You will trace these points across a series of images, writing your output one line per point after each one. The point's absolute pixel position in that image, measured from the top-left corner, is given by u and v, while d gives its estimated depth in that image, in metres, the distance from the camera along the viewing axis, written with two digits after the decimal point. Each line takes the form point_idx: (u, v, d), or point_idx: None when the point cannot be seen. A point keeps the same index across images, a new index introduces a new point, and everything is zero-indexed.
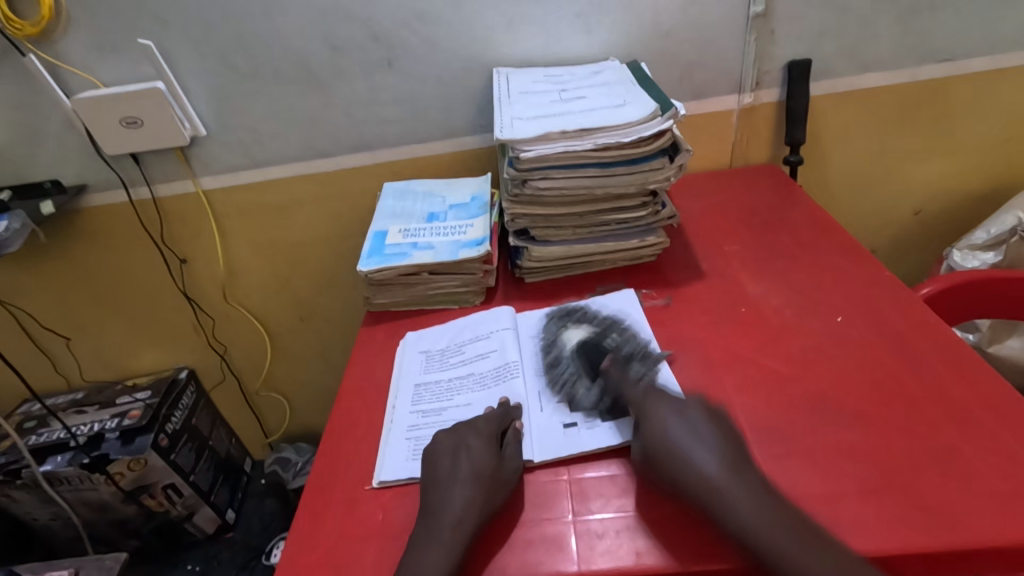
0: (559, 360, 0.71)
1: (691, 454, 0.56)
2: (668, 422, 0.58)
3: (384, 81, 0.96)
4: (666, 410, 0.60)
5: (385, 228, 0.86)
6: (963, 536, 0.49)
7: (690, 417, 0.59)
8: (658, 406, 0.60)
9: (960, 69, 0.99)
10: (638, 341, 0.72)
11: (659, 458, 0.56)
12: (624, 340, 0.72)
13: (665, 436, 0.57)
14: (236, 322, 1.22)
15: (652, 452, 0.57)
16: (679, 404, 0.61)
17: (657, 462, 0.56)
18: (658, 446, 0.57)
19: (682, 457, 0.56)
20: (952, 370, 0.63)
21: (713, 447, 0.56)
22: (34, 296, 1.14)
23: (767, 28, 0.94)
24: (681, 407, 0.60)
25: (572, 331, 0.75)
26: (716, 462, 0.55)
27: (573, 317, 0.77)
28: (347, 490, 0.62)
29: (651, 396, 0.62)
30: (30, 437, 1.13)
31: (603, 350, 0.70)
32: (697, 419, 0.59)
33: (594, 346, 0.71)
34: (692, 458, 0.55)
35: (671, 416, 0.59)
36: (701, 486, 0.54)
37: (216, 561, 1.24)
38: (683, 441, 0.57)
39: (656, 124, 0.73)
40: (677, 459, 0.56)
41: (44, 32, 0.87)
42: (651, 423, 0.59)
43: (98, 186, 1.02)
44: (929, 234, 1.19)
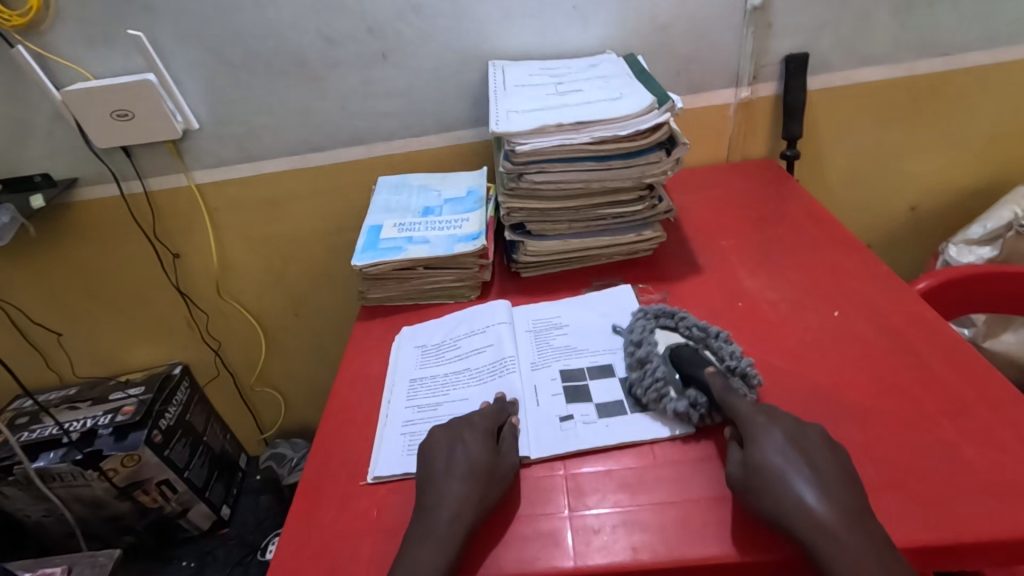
0: (648, 358, 0.65)
1: (795, 487, 0.50)
2: (776, 450, 0.52)
3: (378, 74, 0.95)
4: (778, 436, 0.53)
5: (380, 223, 0.85)
6: (960, 531, 0.49)
7: (800, 445, 0.53)
8: (766, 433, 0.54)
9: (958, 63, 0.99)
10: (738, 356, 0.64)
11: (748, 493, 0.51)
12: (726, 353, 0.65)
13: (767, 458, 0.52)
14: (230, 317, 1.21)
15: (748, 474, 0.52)
16: (795, 430, 0.54)
17: (755, 493, 0.51)
18: (761, 466, 0.52)
19: (783, 486, 0.50)
20: (948, 364, 0.63)
21: (816, 477, 0.50)
22: (25, 292, 1.13)
23: (764, 21, 0.93)
24: (792, 434, 0.54)
25: (662, 332, 0.68)
26: (819, 497, 0.49)
27: (669, 319, 0.70)
28: (342, 486, 0.62)
29: (761, 421, 0.55)
30: (22, 433, 1.12)
31: (701, 360, 0.63)
32: (809, 444, 0.53)
33: (692, 352, 0.64)
34: (794, 487, 0.50)
35: (783, 447, 0.53)
36: (796, 534, 0.48)
37: (211, 557, 1.24)
38: (790, 467, 0.51)
39: (653, 117, 0.72)
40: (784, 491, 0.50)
41: (32, 22, 0.86)
42: (755, 448, 0.53)
43: (89, 179, 1.01)
44: (926, 229, 1.19)
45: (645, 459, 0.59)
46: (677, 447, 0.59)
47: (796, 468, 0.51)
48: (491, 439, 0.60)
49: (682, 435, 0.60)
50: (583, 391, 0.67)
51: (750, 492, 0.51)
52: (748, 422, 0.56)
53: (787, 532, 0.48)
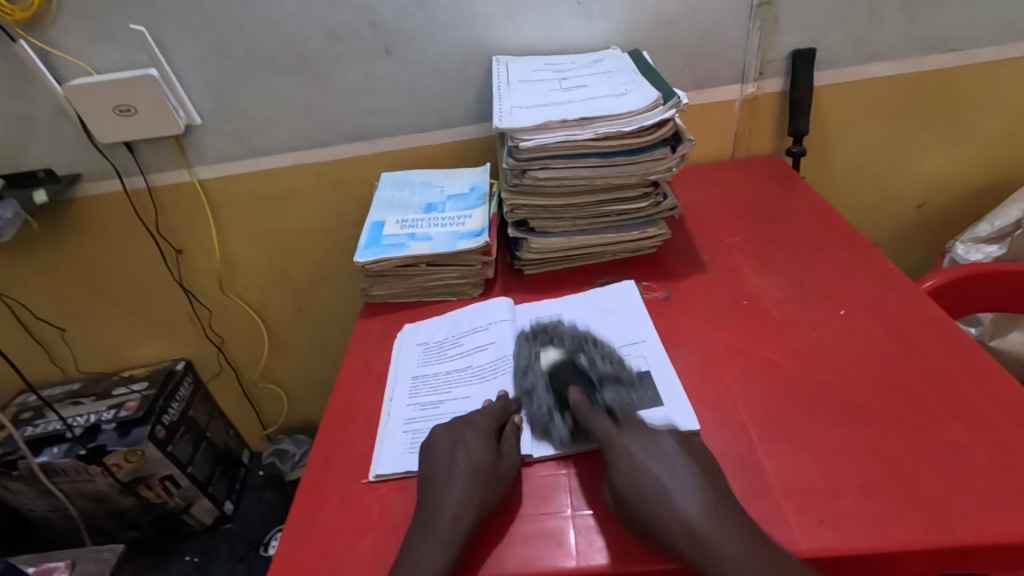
0: (533, 386, 0.65)
1: (672, 498, 0.50)
2: (637, 463, 0.53)
3: (382, 70, 0.94)
4: (633, 448, 0.54)
5: (383, 219, 0.84)
6: (966, 533, 0.49)
7: (663, 453, 0.54)
8: (627, 448, 0.55)
9: (966, 59, 0.98)
10: (614, 363, 0.66)
11: None
12: (598, 362, 0.66)
13: (631, 475, 0.53)
14: (232, 313, 1.21)
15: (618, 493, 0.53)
16: (638, 434, 0.56)
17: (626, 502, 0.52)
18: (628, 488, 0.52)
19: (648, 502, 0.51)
20: (955, 363, 0.62)
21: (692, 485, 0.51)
22: (29, 287, 1.13)
23: (771, 16, 0.92)
24: (651, 448, 0.54)
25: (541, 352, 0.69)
26: (698, 506, 0.50)
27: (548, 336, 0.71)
28: (343, 484, 0.61)
29: (622, 439, 0.56)
30: (26, 428, 1.13)
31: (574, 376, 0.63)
32: (671, 456, 0.54)
33: (566, 368, 0.65)
34: (670, 502, 0.50)
35: (643, 454, 0.54)
36: None
37: (214, 552, 1.24)
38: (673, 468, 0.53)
39: (658, 114, 0.72)
40: (644, 501, 0.51)
41: (35, 17, 0.86)
42: (618, 469, 0.54)
43: (92, 176, 1.01)
44: (932, 227, 1.18)
45: None
46: None
47: (664, 488, 0.51)
48: (495, 440, 0.60)
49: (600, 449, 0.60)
50: None
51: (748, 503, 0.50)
52: (611, 441, 0.56)
53: None
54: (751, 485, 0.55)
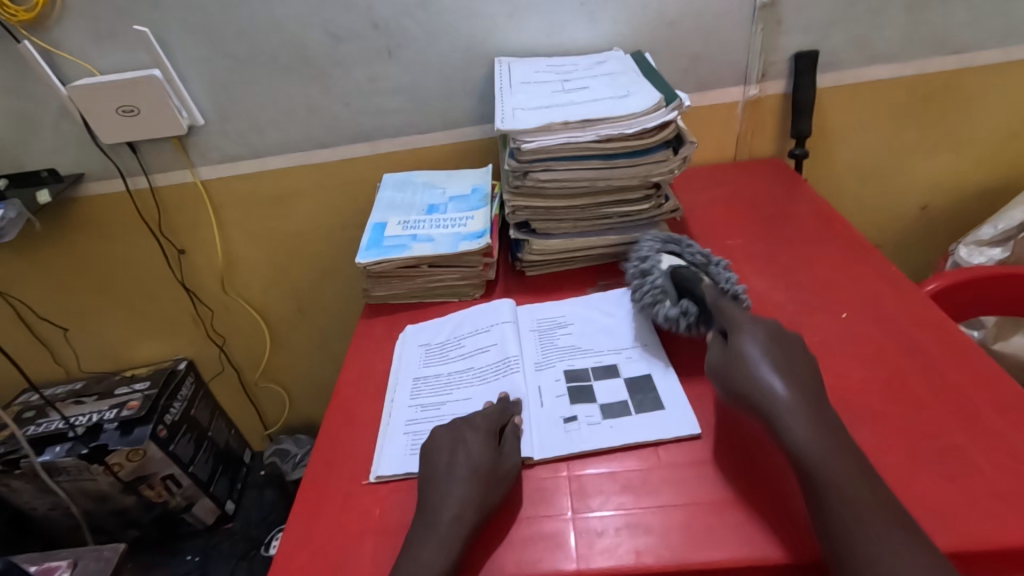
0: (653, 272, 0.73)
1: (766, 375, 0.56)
2: (753, 344, 0.58)
3: (384, 71, 0.94)
4: (752, 332, 0.60)
5: (384, 220, 0.84)
6: (968, 540, 0.48)
7: (775, 341, 0.59)
8: (740, 328, 0.61)
9: (970, 61, 0.97)
10: (734, 283, 0.70)
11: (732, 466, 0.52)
12: (723, 279, 0.71)
13: (744, 347, 0.59)
14: (234, 312, 1.21)
15: (729, 359, 0.59)
16: (756, 319, 0.62)
17: (728, 372, 0.58)
18: (739, 352, 0.59)
19: (751, 375, 0.56)
20: (959, 367, 0.62)
21: (774, 365, 0.56)
22: (32, 286, 1.14)
23: (774, 18, 0.92)
24: (767, 334, 0.60)
25: (667, 253, 0.75)
26: (787, 386, 0.55)
27: (677, 245, 0.76)
28: (344, 486, 0.62)
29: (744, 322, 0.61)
30: (29, 427, 1.13)
31: (699, 274, 0.70)
32: (776, 344, 0.59)
33: (693, 270, 0.71)
34: (762, 376, 0.56)
35: (754, 338, 0.59)
36: None
37: (215, 551, 1.24)
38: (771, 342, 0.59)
39: (660, 116, 0.72)
40: (749, 375, 0.56)
41: (38, 18, 0.86)
42: (737, 338, 0.60)
43: (95, 175, 1.01)
44: (935, 229, 1.17)
45: (650, 461, 0.59)
46: (680, 448, 0.59)
47: (765, 360, 0.57)
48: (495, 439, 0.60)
49: (608, 449, 0.60)
50: (588, 391, 0.66)
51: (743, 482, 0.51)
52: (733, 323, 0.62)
53: None
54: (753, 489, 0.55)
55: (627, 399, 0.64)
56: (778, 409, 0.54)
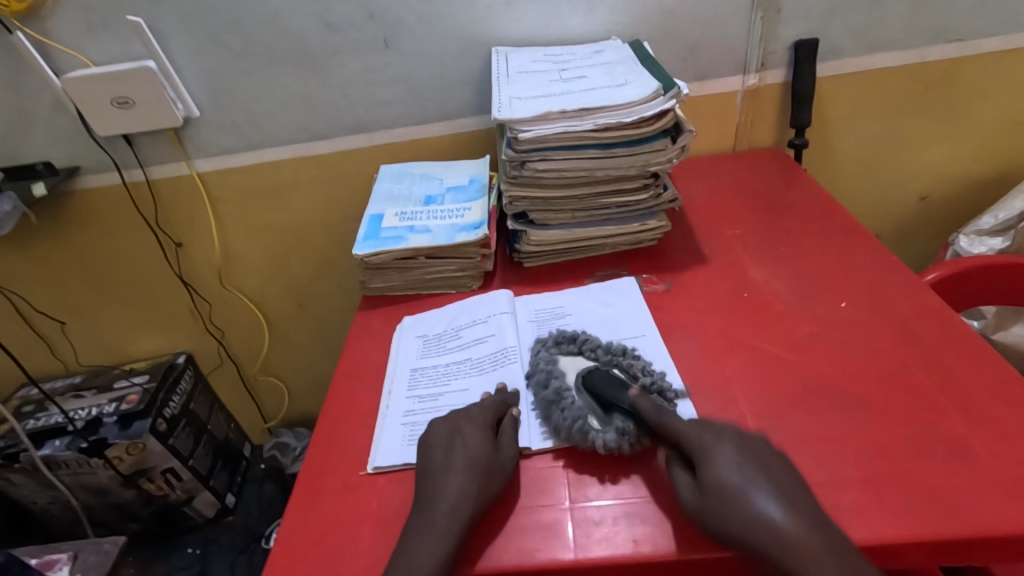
0: (562, 392, 0.62)
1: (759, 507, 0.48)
2: (730, 468, 0.51)
3: (381, 61, 0.93)
4: (727, 451, 0.52)
5: (382, 211, 0.84)
6: (967, 528, 0.48)
7: (749, 458, 0.51)
8: (712, 453, 0.52)
9: (972, 49, 0.97)
10: (651, 370, 0.63)
11: (715, 500, 0.49)
12: (632, 373, 0.63)
13: (722, 478, 0.50)
14: (232, 306, 1.21)
15: (706, 498, 0.50)
16: (709, 429, 0.54)
17: (715, 518, 0.48)
18: (722, 486, 0.50)
19: (743, 509, 0.48)
20: (958, 355, 0.62)
21: (764, 486, 0.49)
22: (29, 280, 1.13)
23: (774, 6, 0.91)
24: (737, 449, 0.52)
25: (571, 358, 0.67)
26: (781, 509, 0.48)
27: (570, 344, 0.68)
28: (342, 477, 0.61)
29: (705, 441, 0.53)
30: (28, 421, 1.13)
31: (613, 381, 0.61)
32: (751, 461, 0.51)
33: (601, 377, 0.62)
34: (754, 503, 0.48)
35: (734, 463, 0.51)
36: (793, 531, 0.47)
37: (215, 544, 1.24)
38: (747, 478, 0.50)
39: (659, 104, 0.71)
40: (744, 510, 0.48)
41: (31, 8, 0.86)
42: (709, 466, 0.51)
43: (90, 168, 1.01)
44: (936, 219, 1.17)
45: (648, 450, 0.58)
46: None
47: (748, 486, 0.49)
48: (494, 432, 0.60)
49: None
50: None
51: (706, 515, 0.49)
52: (692, 443, 0.53)
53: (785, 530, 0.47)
54: None
55: None
56: (788, 543, 0.46)
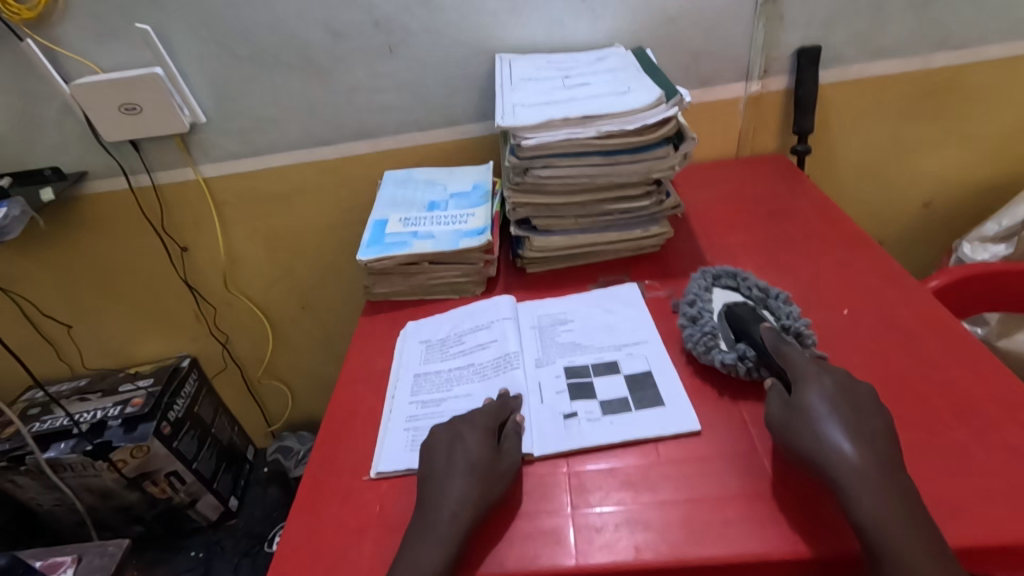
0: (700, 314, 0.69)
1: (833, 436, 0.51)
2: (820, 396, 0.54)
3: (385, 68, 0.94)
4: (824, 384, 0.55)
5: (386, 217, 0.85)
6: (969, 537, 0.48)
7: (844, 394, 0.54)
8: (807, 385, 0.55)
9: (975, 56, 0.97)
10: (795, 317, 0.67)
11: (798, 421, 0.54)
12: (784, 317, 0.67)
13: (810, 400, 0.54)
14: (237, 310, 1.21)
15: (791, 414, 0.54)
16: (820, 366, 0.58)
17: (790, 431, 0.54)
18: (807, 406, 0.54)
19: (816, 433, 0.52)
20: (961, 364, 0.62)
21: (840, 418, 0.52)
22: (36, 284, 1.14)
23: (776, 13, 0.92)
24: (835, 382, 0.55)
25: (720, 292, 0.72)
26: (849, 441, 0.51)
27: (730, 279, 0.74)
28: (344, 482, 0.62)
29: (811, 371, 0.57)
30: (33, 424, 1.14)
31: (755, 315, 0.66)
32: (842, 396, 0.54)
33: (745, 310, 0.67)
34: (827, 431, 0.52)
35: (823, 392, 0.54)
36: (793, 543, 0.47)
37: (219, 548, 1.25)
38: (834, 412, 0.53)
39: (661, 112, 0.72)
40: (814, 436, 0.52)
41: (41, 16, 0.86)
42: (804, 388, 0.56)
43: (98, 173, 1.02)
44: (940, 225, 1.17)
45: (648, 457, 0.59)
46: (679, 444, 0.59)
47: (828, 413, 0.53)
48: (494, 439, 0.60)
49: (607, 445, 0.60)
50: (588, 387, 0.66)
51: (789, 432, 0.54)
52: (798, 370, 0.57)
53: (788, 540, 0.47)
54: (752, 484, 0.55)
55: (627, 396, 0.64)
56: None
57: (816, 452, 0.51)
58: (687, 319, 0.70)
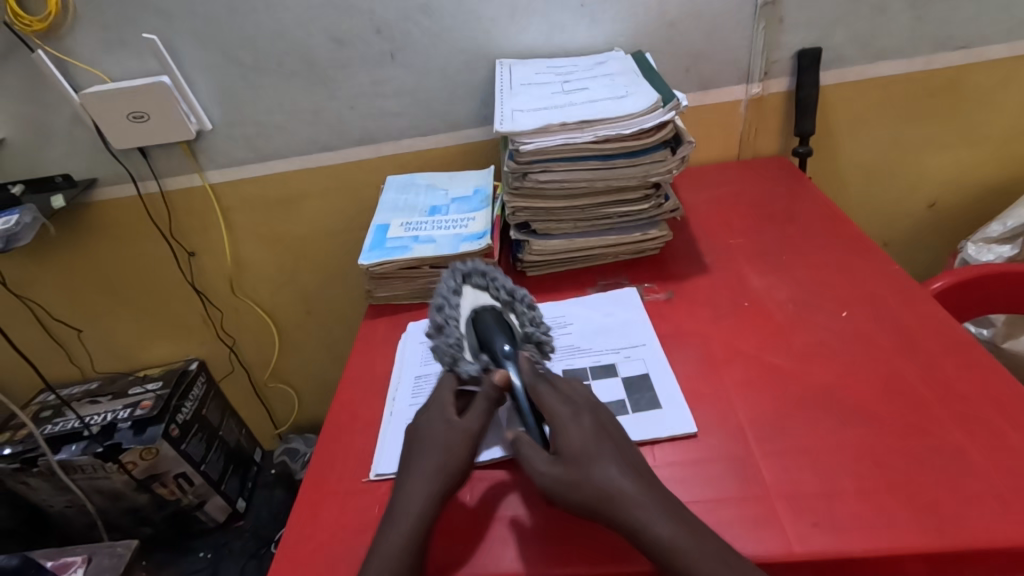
0: (448, 323, 0.65)
1: (609, 484, 0.50)
2: (582, 436, 0.54)
3: (387, 74, 0.95)
4: (585, 423, 0.55)
5: (387, 222, 0.86)
6: (966, 539, 0.48)
7: (601, 433, 0.54)
8: (565, 426, 0.55)
9: (978, 56, 0.96)
10: (538, 326, 0.68)
11: (568, 470, 0.52)
12: (528, 323, 0.68)
13: (574, 445, 0.53)
14: (244, 314, 1.23)
15: (563, 467, 0.52)
16: (571, 404, 0.57)
17: (566, 487, 0.51)
18: (575, 453, 0.53)
19: (588, 479, 0.51)
20: (959, 366, 0.62)
21: (612, 458, 0.52)
22: (48, 289, 1.16)
23: (776, 16, 0.92)
24: (591, 424, 0.55)
25: (468, 288, 0.69)
26: (625, 477, 0.51)
27: (478, 278, 0.70)
28: (345, 484, 0.63)
29: (563, 413, 0.56)
30: (46, 426, 1.16)
31: (502, 328, 0.64)
32: (595, 436, 0.54)
33: (494, 321, 0.65)
34: (601, 474, 0.51)
35: (590, 437, 0.54)
36: None
37: (227, 549, 1.26)
38: (596, 453, 0.53)
39: (658, 116, 0.72)
40: (588, 486, 0.50)
41: (51, 27, 0.88)
42: (563, 433, 0.54)
43: (106, 180, 1.04)
44: (946, 226, 1.16)
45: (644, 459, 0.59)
46: (675, 446, 0.60)
47: (598, 457, 0.52)
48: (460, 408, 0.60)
49: None
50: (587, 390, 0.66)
51: (563, 486, 0.51)
52: (550, 412, 0.56)
53: None
54: (747, 487, 0.55)
55: (624, 398, 0.65)
56: None
57: (597, 501, 0.50)
58: (433, 327, 0.66)
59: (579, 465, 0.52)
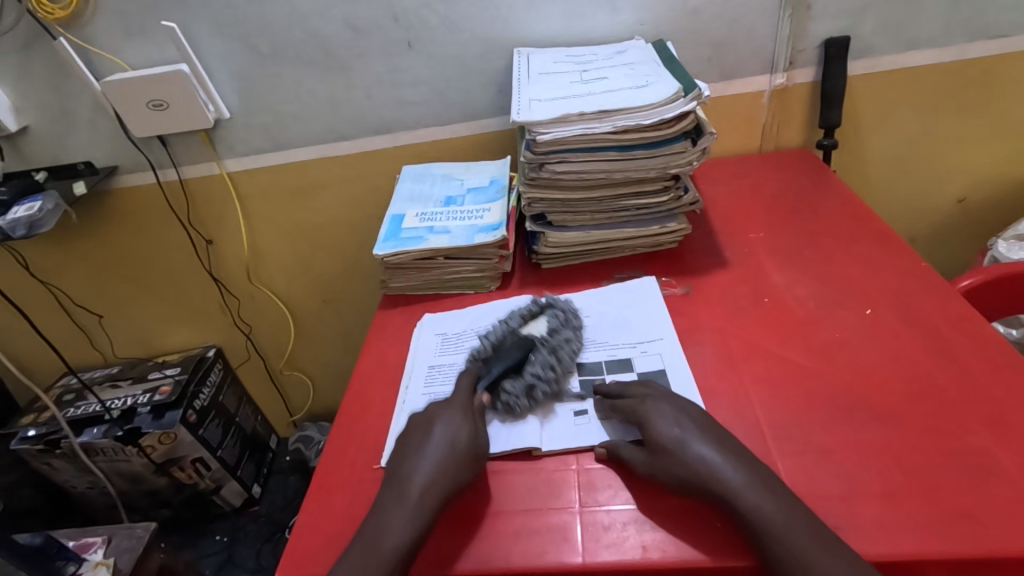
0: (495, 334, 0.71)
1: (703, 458, 0.52)
2: (669, 422, 0.56)
3: (404, 62, 0.95)
4: (664, 408, 0.57)
5: (402, 212, 0.85)
6: (989, 545, 0.47)
7: (683, 413, 0.57)
8: (650, 414, 0.57)
9: (1014, 46, 0.93)
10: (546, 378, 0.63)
11: (666, 451, 0.54)
12: (542, 371, 0.64)
13: (662, 432, 0.55)
14: (261, 301, 1.24)
15: (657, 454, 0.54)
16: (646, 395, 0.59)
17: (669, 465, 0.53)
18: (664, 439, 0.54)
19: (689, 454, 0.53)
20: (989, 367, 0.60)
21: (703, 434, 0.54)
22: (71, 276, 1.18)
23: (803, 4, 0.89)
24: (671, 408, 0.57)
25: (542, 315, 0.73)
26: (713, 451, 0.53)
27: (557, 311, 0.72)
28: (357, 473, 0.63)
29: (646, 402, 0.58)
30: (68, 409, 1.19)
31: (516, 352, 0.66)
32: (684, 416, 0.56)
33: (520, 342, 0.67)
34: (694, 450, 0.53)
35: (672, 417, 0.56)
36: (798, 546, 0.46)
37: (243, 532, 1.28)
38: (685, 433, 0.54)
39: (679, 105, 0.70)
40: (689, 460, 0.52)
41: (73, 15, 0.89)
42: (652, 422, 0.56)
43: (127, 167, 1.05)
44: (975, 222, 1.13)
45: None
46: None
47: (685, 435, 0.54)
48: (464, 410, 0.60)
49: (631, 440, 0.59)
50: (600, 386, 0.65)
51: (660, 465, 0.53)
52: (636, 408, 0.58)
53: (789, 544, 0.46)
54: None
55: None
56: (790, 551, 0.46)
57: (692, 476, 0.52)
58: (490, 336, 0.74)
59: (673, 444, 0.54)
